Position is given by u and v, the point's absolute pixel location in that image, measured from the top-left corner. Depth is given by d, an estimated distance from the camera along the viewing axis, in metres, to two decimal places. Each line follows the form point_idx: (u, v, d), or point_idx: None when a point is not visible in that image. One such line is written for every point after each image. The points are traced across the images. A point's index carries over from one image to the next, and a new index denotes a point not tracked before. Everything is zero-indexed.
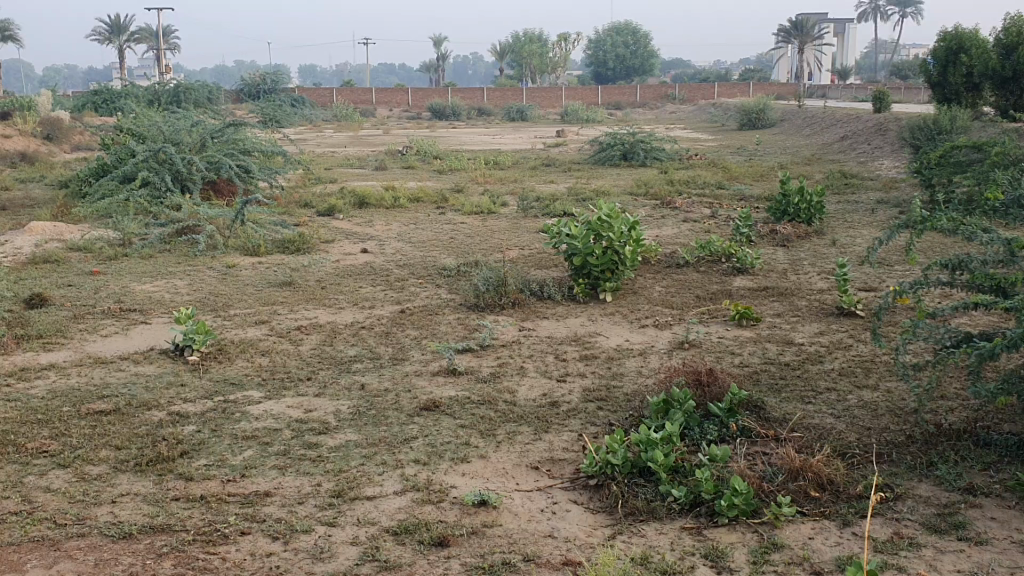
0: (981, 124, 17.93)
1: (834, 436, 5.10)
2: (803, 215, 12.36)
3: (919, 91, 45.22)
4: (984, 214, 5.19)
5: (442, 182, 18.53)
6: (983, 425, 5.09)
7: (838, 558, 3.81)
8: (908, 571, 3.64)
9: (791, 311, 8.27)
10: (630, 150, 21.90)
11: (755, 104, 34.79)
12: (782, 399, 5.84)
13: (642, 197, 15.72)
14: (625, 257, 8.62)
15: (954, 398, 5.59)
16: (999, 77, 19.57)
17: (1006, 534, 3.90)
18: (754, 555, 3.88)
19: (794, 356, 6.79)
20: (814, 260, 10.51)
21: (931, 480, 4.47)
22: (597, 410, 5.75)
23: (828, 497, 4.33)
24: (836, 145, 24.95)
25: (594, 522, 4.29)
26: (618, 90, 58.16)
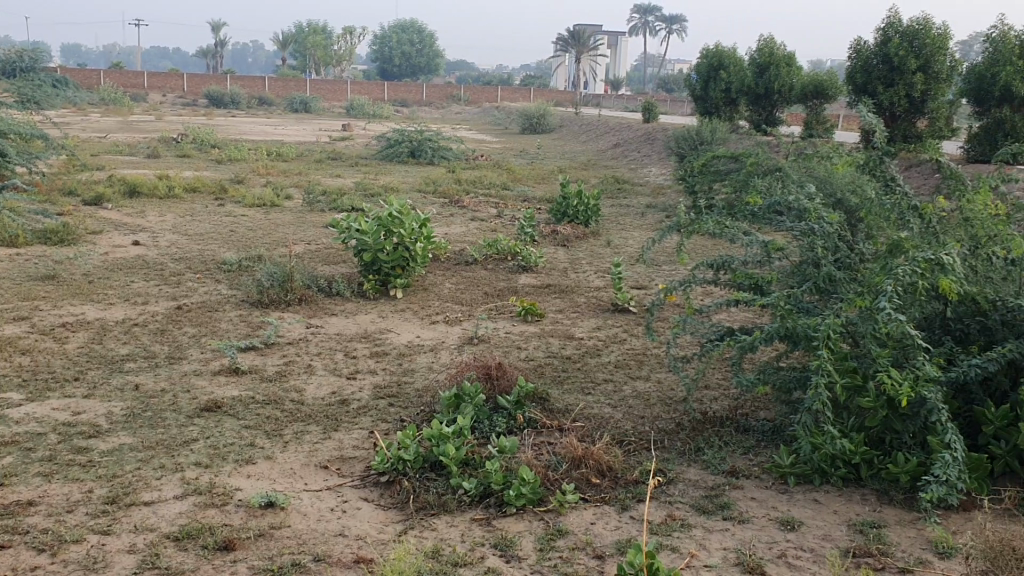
0: (739, 136, 19.43)
1: (613, 425, 5.37)
2: (581, 217, 12.90)
3: (684, 104, 48.25)
4: (746, 217, 5.62)
5: (220, 173, 17.80)
6: (743, 413, 5.53)
7: (618, 542, 4.01)
8: (680, 551, 3.90)
9: (571, 307, 8.61)
10: (417, 148, 21.97)
11: (536, 109, 35.87)
12: (565, 391, 6.08)
13: (428, 195, 15.84)
14: (416, 254, 8.71)
15: (717, 388, 6.04)
16: (754, 93, 21.23)
17: (764, 512, 4.25)
18: (540, 542, 4.02)
19: (576, 350, 7.08)
20: (591, 260, 11.00)
21: (699, 465, 4.81)
22: (388, 406, 5.75)
23: (608, 483, 4.57)
24: (610, 151, 26.19)
25: (385, 519, 4.29)
26: (403, 88, 58.16)
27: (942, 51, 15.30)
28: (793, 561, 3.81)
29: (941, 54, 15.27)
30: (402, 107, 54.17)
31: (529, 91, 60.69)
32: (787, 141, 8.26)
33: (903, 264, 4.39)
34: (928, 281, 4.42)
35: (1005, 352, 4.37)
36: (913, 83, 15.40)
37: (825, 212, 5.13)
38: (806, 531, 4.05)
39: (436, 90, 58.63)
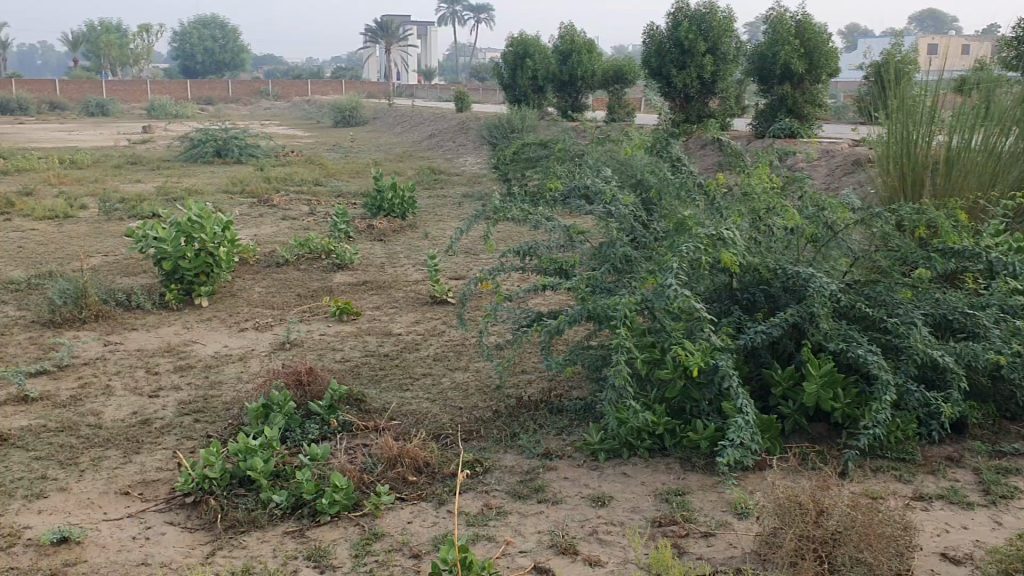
0: (547, 123, 19.79)
1: (430, 419, 5.34)
2: (397, 210, 12.79)
3: (496, 93, 48.70)
4: (548, 202, 5.67)
5: (4, 185, 16.53)
6: (557, 395, 5.62)
7: (435, 538, 3.98)
8: (496, 540, 3.92)
9: (387, 303, 8.52)
10: (223, 147, 21.14)
11: (347, 103, 35.26)
12: (381, 389, 6.00)
13: (238, 195, 15.29)
14: (220, 259, 8.37)
15: (532, 371, 6.13)
16: (558, 81, 21.72)
17: (578, 491, 4.34)
18: (356, 548, 3.94)
19: (393, 347, 7.00)
20: (408, 253, 10.93)
21: (515, 450, 4.86)
22: (194, 422, 5.49)
23: (424, 480, 4.53)
24: (425, 141, 26.12)
25: (192, 542, 4.09)
26: (208, 85, 55.89)
27: (727, 34, 16.13)
28: (604, 536, 3.90)
29: (726, 36, 16.11)
30: (207, 106, 52.04)
31: (341, 83, 59.79)
32: (584, 124, 8.47)
33: (689, 241, 4.57)
34: (712, 256, 4.62)
35: (787, 317, 4.62)
36: (703, 65, 16.14)
37: (619, 193, 5.27)
38: (616, 505, 4.16)
39: (243, 88, 56.74)
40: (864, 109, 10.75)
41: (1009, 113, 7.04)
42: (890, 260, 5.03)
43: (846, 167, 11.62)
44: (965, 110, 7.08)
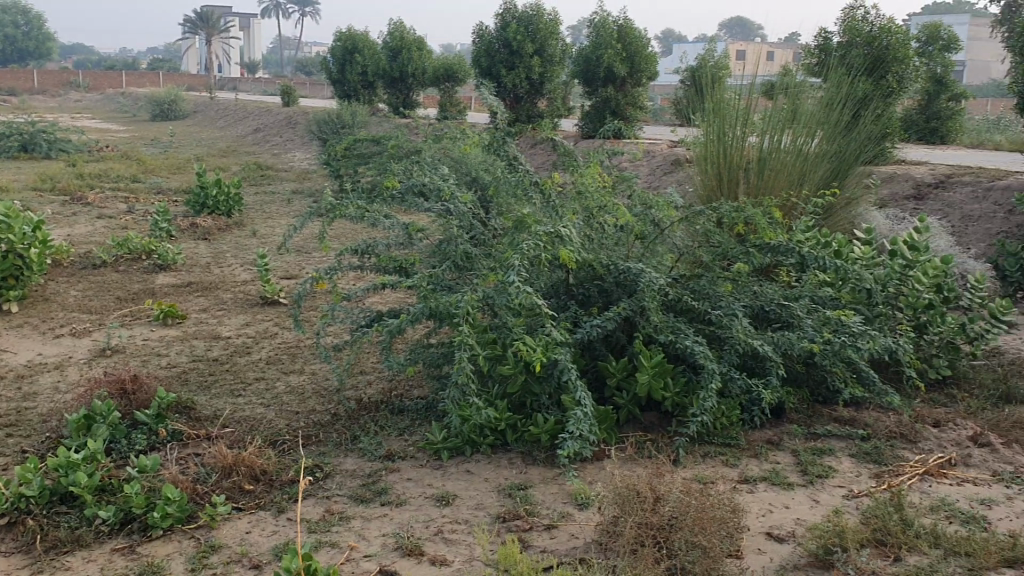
0: (377, 120, 19.61)
1: (266, 425, 5.19)
2: (222, 208, 12.34)
3: (324, 88, 47.85)
4: (385, 200, 5.61)
5: None
6: (397, 395, 5.58)
7: (275, 547, 3.87)
8: (340, 545, 3.85)
9: (216, 305, 8.21)
10: (28, 141, 19.75)
11: (165, 96, 33.70)
12: (213, 395, 5.77)
13: (46, 192, 14.32)
14: (31, 261, 7.82)
15: (370, 373, 6.06)
16: (388, 77, 21.57)
17: (421, 491, 4.32)
18: (192, 562, 3.78)
19: (223, 351, 6.75)
20: (236, 252, 10.57)
21: (355, 453, 4.79)
22: (6, 438, 5.11)
23: (262, 488, 4.40)
24: (250, 136, 25.33)
25: (8, 566, 3.81)
26: (8, 74, 52.03)
27: (554, 36, 16.52)
28: (449, 535, 3.91)
29: (553, 38, 16.50)
30: (7, 96, 48.45)
31: (158, 75, 57.11)
32: (415, 120, 8.45)
33: (528, 238, 4.64)
34: (550, 253, 4.71)
35: (620, 311, 4.78)
36: (531, 65, 16.42)
37: (457, 192, 5.29)
38: (460, 504, 4.18)
39: (49, 77, 53.20)
40: (682, 111, 11.26)
41: (813, 117, 7.55)
42: (712, 255, 5.27)
43: (667, 166, 12.13)
44: (774, 114, 7.53)
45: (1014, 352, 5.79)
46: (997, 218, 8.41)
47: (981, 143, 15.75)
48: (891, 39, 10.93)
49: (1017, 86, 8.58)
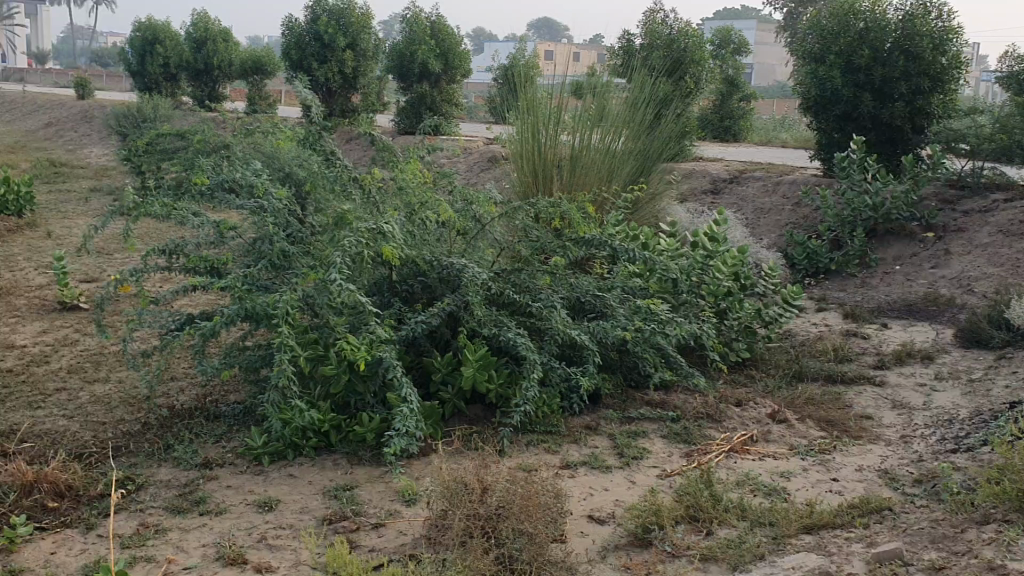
0: (183, 114, 18.77)
1: (69, 438, 4.87)
2: (11, 207, 11.46)
3: (122, 79, 45.35)
4: (194, 198, 5.38)
5: None
6: (212, 400, 5.38)
7: (85, 566, 3.65)
8: (156, 559, 3.68)
9: (7, 312, 7.62)
10: None
11: None
12: (7, 409, 5.36)
13: None
14: None
15: (183, 378, 5.81)
16: (193, 69, 20.70)
17: (242, 498, 4.20)
18: None
19: (17, 361, 6.28)
20: (28, 255, 9.85)
21: (170, 463, 4.58)
22: None
23: (68, 505, 4.13)
24: (40, 130, 23.64)
25: None
26: None
27: (366, 30, 16.46)
28: (274, 541, 3.81)
29: (364, 33, 16.38)
30: None
31: None
32: (224, 114, 8.15)
33: (349, 235, 4.59)
34: (371, 249, 4.67)
35: (443, 306, 4.80)
36: (344, 59, 16.22)
37: (272, 188, 5.15)
38: (283, 509, 4.08)
39: None
40: (495, 109, 11.43)
41: (619, 117, 7.87)
42: (531, 249, 5.37)
43: (483, 162, 12.28)
44: (583, 113, 7.79)
45: (803, 334, 6.26)
46: (786, 210, 9.04)
47: (770, 141, 16.90)
48: (688, 41, 11.53)
49: (800, 88, 9.25)
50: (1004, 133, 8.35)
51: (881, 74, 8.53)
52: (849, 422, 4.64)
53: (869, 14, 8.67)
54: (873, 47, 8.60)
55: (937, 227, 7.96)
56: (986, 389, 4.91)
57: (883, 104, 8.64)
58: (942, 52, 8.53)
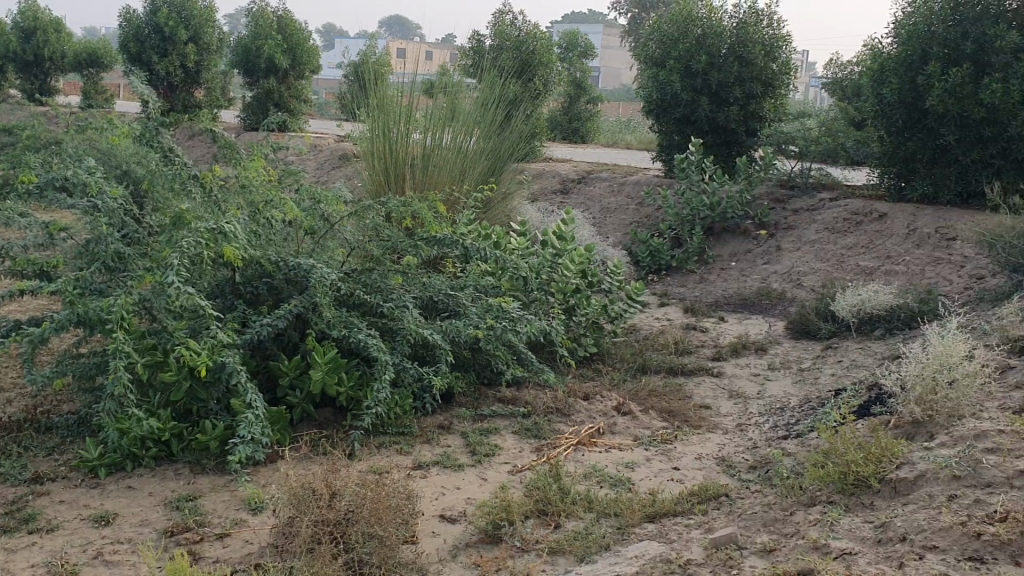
0: (9, 108, 17.61)
1: None
2: None
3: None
4: (20, 196, 5.05)
5: None
6: (43, 411, 5.07)
7: None
8: None
9: None
10: None
11: None
12: None
13: None
14: None
15: (10, 389, 5.45)
16: (21, 60, 19.46)
17: (76, 514, 3.98)
18: None
19: None
20: None
21: None
22: None
23: None
24: None
25: None
26: None
27: (210, 24, 15.90)
28: (110, 557, 3.63)
29: (208, 27, 15.82)
30: None
31: None
32: (53, 107, 7.69)
33: (187, 236, 4.41)
34: (213, 251, 4.50)
35: (290, 308, 4.68)
36: (186, 53, 15.62)
37: (106, 187, 4.88)
38: (121, 523, 3.90)
39: None
40: (344, 106, 11.27)
41: (469, 117, 7.92)
42: (382, 249, 5.29)
43: (334, 161, 12.09)
44: (432, 113, 7.78)
45: (647, 329, 6.46)
46: (631, 209, 9.31)
47: (615, 142, 17.38)
48: (536, 43, 11.71)
49: (643, 91, 9.55)
50: (829, 136, 8.88)
51: (716, 79, 8.90)
52: (689, 412, 4.82)
53: (705, 20, 9.03)
54: (709, 53, 8.96)
55: (769, 225, 8.38)
56: (814, 377, 5.22)
57: (720, 108, 9.04)
58: (772, 58, 8.99)
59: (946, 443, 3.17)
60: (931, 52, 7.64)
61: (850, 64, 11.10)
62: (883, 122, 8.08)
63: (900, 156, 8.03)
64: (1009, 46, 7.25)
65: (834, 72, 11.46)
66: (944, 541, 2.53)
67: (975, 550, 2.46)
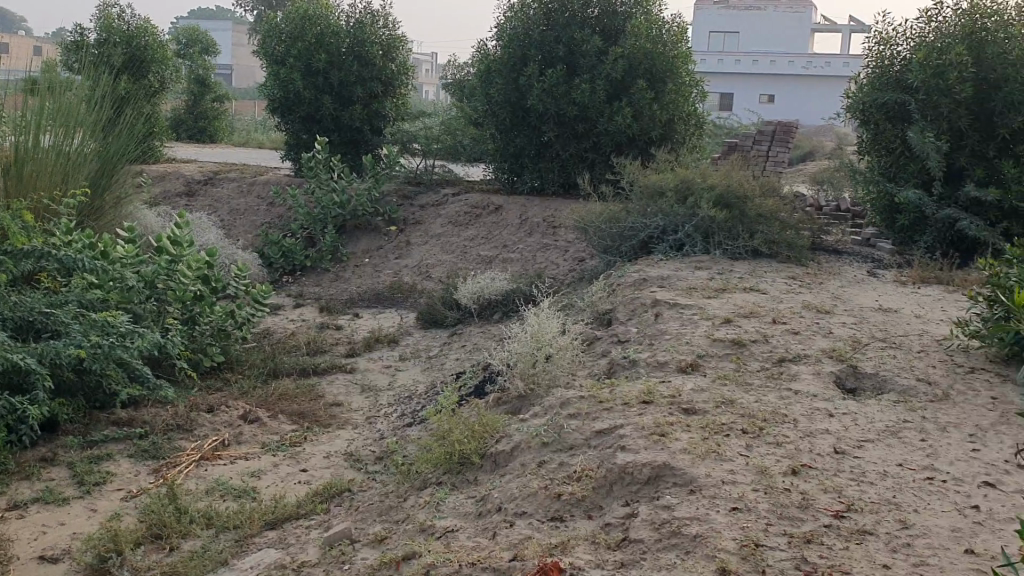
0: None
1: None
2: None
3: None
4: None
5: None
6: None
7: None
8: None
9: None
10: None
11: None
12: None
13: None
14: None
15: None
16: None
17: None
18: None
19: None
20: None
21: None
22: None
23: None
24: None
25: None
26: None
27: None
28: None
29: None
30: None
31: None
32: None
33: None
34: None
35: None
36: None
37: None
38: None
39: None
40: None
41: (70, 117, 7.19)
42: None
43: None
44: (26, 109, 6.89)
45: (279, 332, 6.33)
46: (260, 210, 9.08)
47: (247, 142, 16.91)
48: (148, 38, 10.99)
49: (265, 89, 9.33)
50: (448, 133, 9.28)
51: (337, 78, 8.96)
52: (318, 411, 4.76)
53: (322, 19, 9.02)
54: (329, 52, 8.97)
55: (399, 220, 8.58)
56: (439, 364, 5.41)
57: (344, 108, 9.13)
58: (389, 59, 9.22)
59: (537, 414, 3.44)
60: (529, 55, 8.25)
61: (465, 66, 11.69)
62: (493, 120, 8.58)
63: (511, 150, 8.60)
64: (592, 50, 8.04)
65: (453, 72, 12.02)
66: (531, 507, 2.71)
67: (557, 510, 2.67)
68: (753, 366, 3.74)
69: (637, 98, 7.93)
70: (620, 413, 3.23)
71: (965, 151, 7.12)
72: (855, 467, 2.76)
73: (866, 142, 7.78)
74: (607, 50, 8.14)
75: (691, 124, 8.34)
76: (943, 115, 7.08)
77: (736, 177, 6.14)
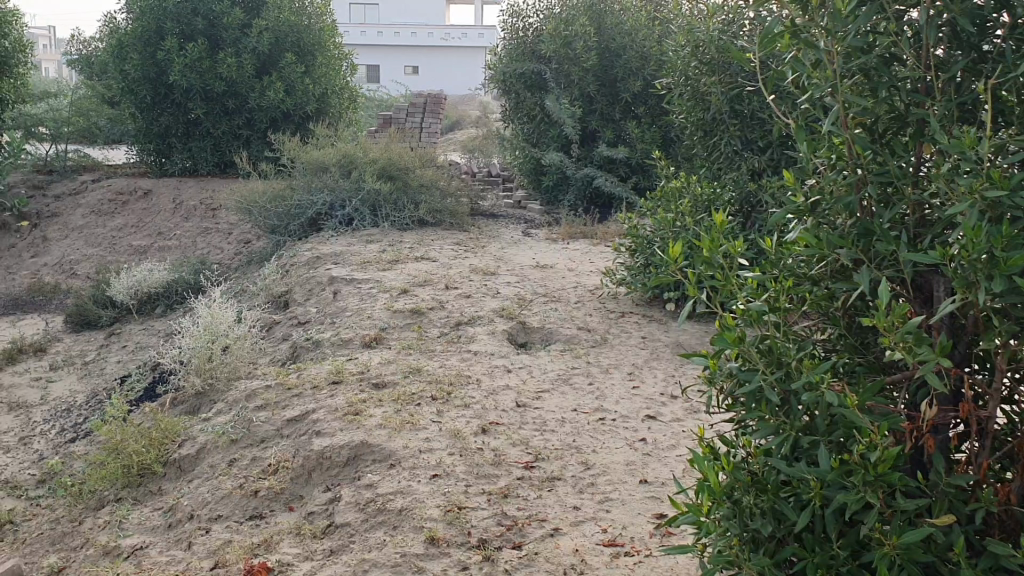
0: None
1: None
2: None
3: None
4: None
5: None
6: None
7: None
8: None
9: None
10: None
11: None
12: None
13: None
14: None
15: None
16: None
17: None
18: None
19: None
20: None
21: None
22: None
23: None
24: None
25: None
26: None
27: None
28: None
29: None
30: None
31: None
32: None
33: None
34: None
35: None
36: None
37: None
38: None
39: None
40: None
41: None
42: None
43: None
44: None
45: None
46: None
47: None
48: None
49: None
50: (79, 115, 8.72)
51: None
52: None
53: None
54: None
55: (30, 215, 7.74)
56: (99, 368, 4.98)
57: None
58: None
59: (221, 411, 3.31)
60: (165, 29, 7.70)
61: (93, 40, 10.63)
62: (131, 99, 7.89)
63: (155, 131, 8.05)
64: (235, 24, 7.73)
65: (79, 48, 10.95)
66: (226, 509, 2.60)
67: (255, 508, 2.58)
68: (433, 333, 3.84)
69: (287, 73, 7.79)
70: (310, 397, 3.19)
71: (596, 115, 7.76)
72: (537, 417, 2.95)
73: (508, 109, 8.25)
74: (251, 23, 7.88)
75: (344, 97, 8.34)
76: (575, 83, 7.66)
77: (395, 150, 6.25)
